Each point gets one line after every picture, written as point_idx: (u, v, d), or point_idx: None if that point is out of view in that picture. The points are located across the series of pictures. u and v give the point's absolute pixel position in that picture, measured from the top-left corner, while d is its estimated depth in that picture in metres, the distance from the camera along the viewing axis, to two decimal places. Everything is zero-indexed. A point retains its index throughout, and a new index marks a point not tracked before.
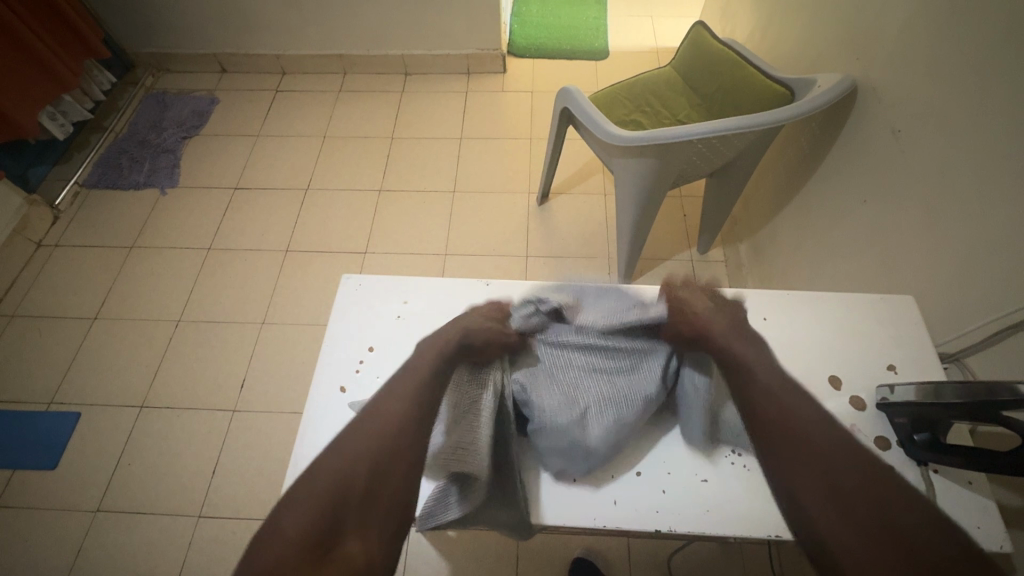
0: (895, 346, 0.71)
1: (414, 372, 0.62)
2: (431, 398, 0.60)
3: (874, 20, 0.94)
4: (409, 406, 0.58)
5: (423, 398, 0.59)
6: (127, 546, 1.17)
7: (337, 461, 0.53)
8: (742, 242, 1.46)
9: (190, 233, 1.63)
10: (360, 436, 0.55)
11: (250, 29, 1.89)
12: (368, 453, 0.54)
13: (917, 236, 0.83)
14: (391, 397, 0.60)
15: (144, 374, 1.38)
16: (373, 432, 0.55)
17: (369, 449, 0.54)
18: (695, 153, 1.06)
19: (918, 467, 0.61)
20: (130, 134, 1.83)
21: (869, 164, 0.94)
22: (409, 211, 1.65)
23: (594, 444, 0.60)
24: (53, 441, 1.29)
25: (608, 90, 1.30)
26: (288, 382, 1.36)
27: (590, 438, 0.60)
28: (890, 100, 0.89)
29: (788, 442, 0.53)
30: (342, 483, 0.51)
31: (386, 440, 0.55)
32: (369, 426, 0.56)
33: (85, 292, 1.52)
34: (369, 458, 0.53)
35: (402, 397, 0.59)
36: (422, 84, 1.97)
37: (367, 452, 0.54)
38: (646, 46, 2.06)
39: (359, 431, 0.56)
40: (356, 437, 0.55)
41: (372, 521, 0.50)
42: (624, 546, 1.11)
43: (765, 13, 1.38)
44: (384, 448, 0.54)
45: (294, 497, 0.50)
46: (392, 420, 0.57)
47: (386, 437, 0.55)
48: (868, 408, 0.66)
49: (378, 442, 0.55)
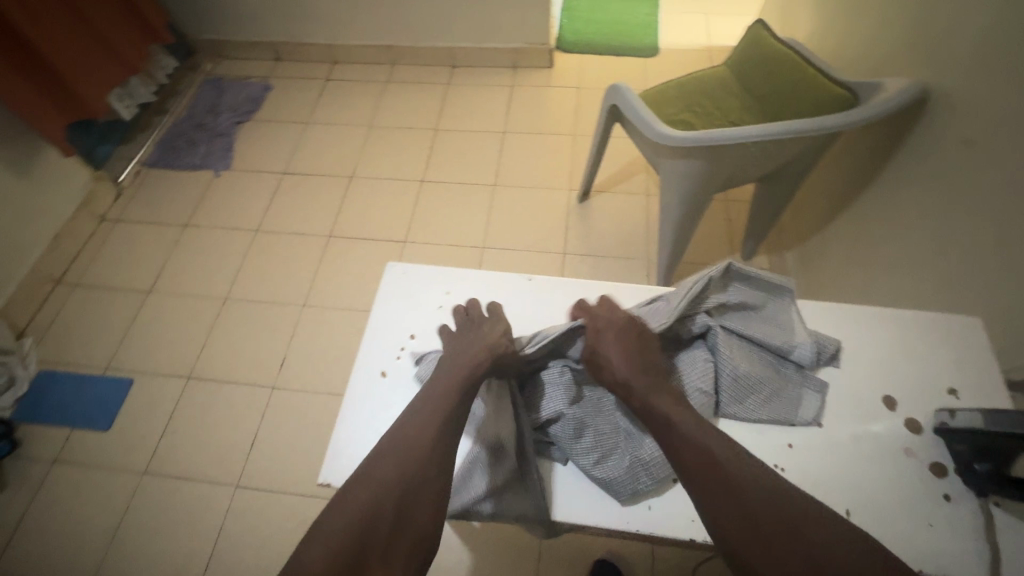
0: (957, 369, 0.67)
1: (439, 387, 0.64)
2: (454, 421, 0.62)
3: (948, 23, 0.89)
4: (434, 432, 0.60)
5: (447, 422, 0.61)
6: (169, 509, 1.23)
7: (363, 486, 0.57)
8: (789, 250, 1.41)
9: (239, 214, 1.69)
10: (387, 461, 0.58)
11: (304, 19, 1.94)
12: (391, 480, 0.57)
13: (985, 254, 0.78)
14: (421, 414, 0.62)
15: (192, 347, 1.45)
16: (397, 459, 0.58)
17: (394, 477, 0.57)
18: (747, 156, 1.03)
19: (978, 500, 0.58)
20: (189, 117, 1.92)
21: (935, 175, 0.89)
22: (448, 202, 1.66)
23: (655, 462, 0.61)
24: (107, 405, 1.37)
25: (657, 88, 1.28)
26: (324, 363, 1.40)
27: (648, 455, 0.61)
28: (961, 110, 0.84)
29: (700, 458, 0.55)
30: (368, 509, 0.55)
31: (410, 467, 0.58)
32: (392, 451, 0.59)
33: (141, 265, 1.60)
34: (395, 486, 0.57)
35: (427, 422, 0.61)
36: (467, 77, 1.98)
37: (392, 480, 0.57)
38: (697, 44, 2.01)
39: (384, 456, 0.59)
40: (381, 463, 0.58)
41: (397, 548, 0.54)
42: (648, 553, 1.10)
43: (827, 13, 1.33)
44: (408, 476, 0.57)
45: (323, 520, 0.55)
46: (417, 447, 0.59)
47: (410, 464, 0.58)
48: (924, 432, 0.63)
49: (403, 469, 0.58)
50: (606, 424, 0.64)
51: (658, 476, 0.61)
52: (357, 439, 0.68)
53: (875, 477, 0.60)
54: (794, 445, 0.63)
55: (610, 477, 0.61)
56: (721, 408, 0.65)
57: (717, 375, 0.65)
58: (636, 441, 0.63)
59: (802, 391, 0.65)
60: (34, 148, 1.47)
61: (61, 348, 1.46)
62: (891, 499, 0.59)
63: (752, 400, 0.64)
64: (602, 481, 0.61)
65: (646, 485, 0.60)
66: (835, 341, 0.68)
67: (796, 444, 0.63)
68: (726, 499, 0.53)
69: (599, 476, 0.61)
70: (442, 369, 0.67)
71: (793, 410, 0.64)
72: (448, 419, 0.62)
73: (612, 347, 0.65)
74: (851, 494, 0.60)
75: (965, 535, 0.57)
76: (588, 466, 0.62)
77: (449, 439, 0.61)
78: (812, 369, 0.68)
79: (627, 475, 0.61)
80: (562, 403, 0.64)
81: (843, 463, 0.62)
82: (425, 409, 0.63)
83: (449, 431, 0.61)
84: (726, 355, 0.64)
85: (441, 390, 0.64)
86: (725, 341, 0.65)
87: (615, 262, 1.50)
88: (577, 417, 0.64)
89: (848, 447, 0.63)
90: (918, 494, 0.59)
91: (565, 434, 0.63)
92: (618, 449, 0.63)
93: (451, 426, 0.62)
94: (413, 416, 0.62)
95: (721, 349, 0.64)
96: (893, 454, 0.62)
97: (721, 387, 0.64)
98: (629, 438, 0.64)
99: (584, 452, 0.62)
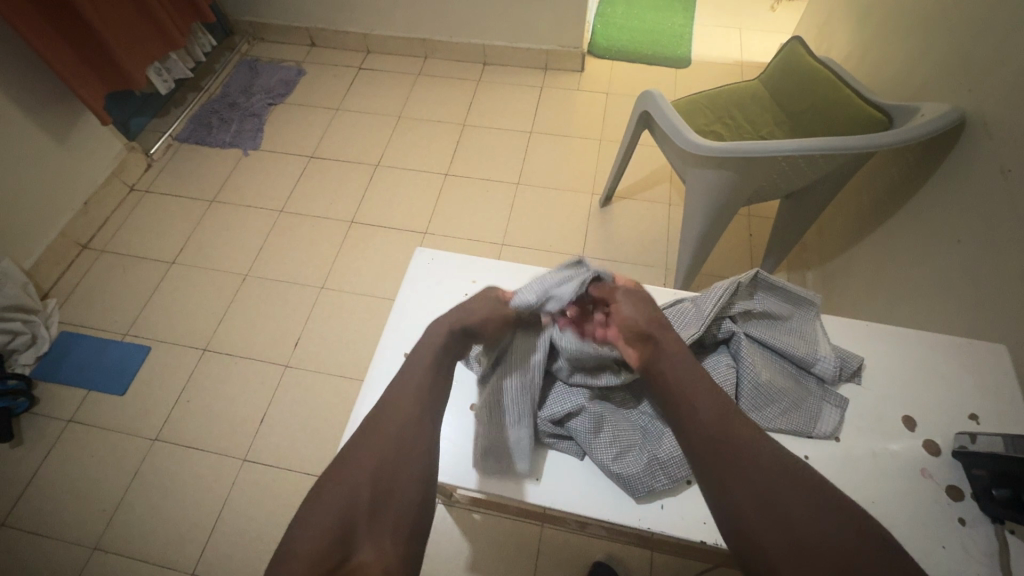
0: (980, 395, 0.67)
1: (421, 368, 0.63)
2: (431, 405, 0.61)
3: (994, 51, 0.88)
4: (414, 410, 0.59)
5: (424, 401, 0.60)
6: (178, 476, 1.25)
7: (343, 473, 0.54)
8: (810, 269, 1.41)
9: (266, 194, 1.72)
10: (367, 445, 0.56)
11: (342, 8, 1.97)
12: (373, 464, 0.55)
13: (1016, 283, 0.77)
14: (400, 393, 0.61)
15: (211, 320, 1.48)
16: (377, 442, 0.57)
17: (374, 460, 0.55)
18: (777, 170, 1.03)
19: (994, 525, 0.58)
20: (222, 96, 1.95)
21: (969, 202, 0.89)
22: (471, 197, 1.68)
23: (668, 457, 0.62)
24: (124, 369, 1.39)
25: (690, 97, 1.28)
26: (339, 346, 1.42)
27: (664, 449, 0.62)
28: (1002, 138, 0.83)
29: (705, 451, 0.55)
30: (349, 494, 0.53)
31: (390, 450, 0.56)
32: (373, 436, 0.57)
33: (166, 237, 1.63)
34: (373, 471, 0.55)
35: (407, 401, 0.60)
36: (498, 76, 2.00)
37: (370, 465, 0.55)
38: (730, 58, 2.01)
39: (361, 441, 0.57)
40: (360, 448, 0.56)
41: (380, 531, 0.52)
42: (647, 558, 1.10)
43: (867, 35, 1.32)
44: (386, 460, 0.56)
45: (302, 514, 0.52)
46: (392, 430, 0.58)
47: (388, 445, 0.56)
48: (942, 454, 0.63)
49: (382, 453, 0.56)
50: (624, 421, 0.65)
51: (674, 476, 0.61)
52: None
53: (888, 494, 0.61)
54: (810, 457, 0.64)
55: (627, 473, 0.61)
56: None
57: (737, 381, 0.65)
58: (654, 440, 0.64)
59: (821, 405, 0.66)
60: (73, 114, 1.50)
61: (83, 311, 1.49)
62: (905, 519, 0.59)
63: (772, 409, 0.64)
64: (620, 476, 0.62)
65: (663, 484, 0.61)
66: (858, 358, 0.68)
67: (811, 456, 0.64)
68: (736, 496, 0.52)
69: (617, 470, 0.62)
70: (423, 346, 0.65)
71: (812, 423, 0.64)
72: (432, 394, 0.61)
73: (625, 301, 0.67)
74: (866, 509, 0.60)
75: (978, 559, 0.56)
76: (603, 462, 0.63)
77: (429, 421, 0.59)
78: (832, 384, 0.68)
79: (643, 473, 0.61)
80: (581, 397, 0.65)
81: (860, 480, 0.62)
82: (401, 391, 0.61)
83: (433, 408, 0.60)
84: (750, 361, 0.64)
85: (423, 369, 0.63)
86: (748, 348, 0.65)
87: (634, 268, 1.51)
88: (596, 412, 0.64)
89: (864, 463, 0.63)
90: (934, 516, 0.59)
91: (583, 430, 0.64)
92: (636, 447, 0.63)
93: (428, 407, 0.60)
94: (390, 400, 0.60)
95: (745, 356, 0.64)
96: (910, 474, 0.62)
97: (740, 394, 0.64)
98: (647, 437, 0.65)
99: (603, 446, 0.63)
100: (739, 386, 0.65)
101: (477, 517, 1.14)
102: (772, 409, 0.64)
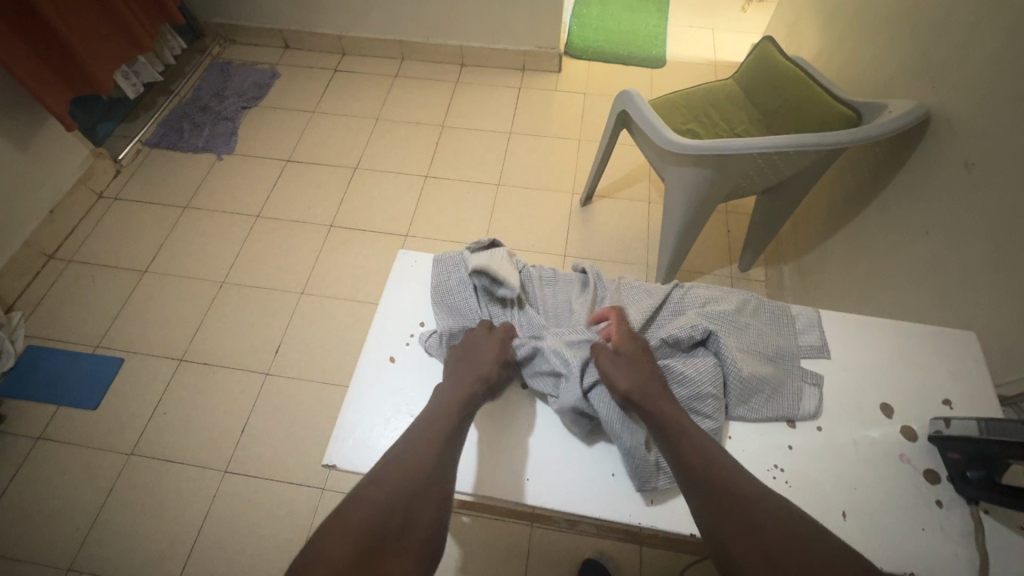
0: (951, 380, 0.69)
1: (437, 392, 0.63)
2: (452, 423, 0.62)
3: (954, 51, 0.91)
4: (442, 434, 0.60)
5: (449, 433, 0.61)
6: (156, 491, 1.22)
7: (375, 489, 0.54)
8: (786, 263, 1.44)
9: (242, 198, 1.69)
10: (401, 462, 0.57)
11: (316, 9, 1.94)
12: (408, 481, 0.55)
13: (981, 273, 0.81)
14: (423, 416, 0.62)
15: (187, 329, 1.44)
16: (411, 459, 0.57)
17: (410, 476, 0.56)
18: (754, 167, 1.05)
19: (968, 505, 0.60)
20: (194, 100, 1.91)
21: (935, 196, 0.92)
22: (452, 198, 1.67)
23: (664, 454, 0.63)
24: (96, 383, 1.35)
25: (667, 97, 1.30)
26: (321, 352, 1.40)
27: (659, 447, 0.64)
28: (965, 133, 0.87)
29: (702, 468, 0.56)
30: (382, 510, 0.53)
31: (422, 470, 0.57)
32: (406, 453, 0.58)
33: (138, 244, 1.59)
34: (405, 489, 0.55)
35: (435, 427, 0.61)
36: (476, 77, 1.99)
37: (403, 484, 0.55)
38: (704, 58, 2.04)
39: (394, 461, 0.57)
40: (396, 464, 0.57)
41: (407, 548, 0.51)
42: (636, 555, 1.10)
43: (835, 34, 1.36)
44: (418, 483, 0.56)
45: (329, 524, 0.51)
46: (424, 450, 0.58)
47: (424, 464, 0.57)
48: (919, 439, 0.65)
49: (414, 475, 0.56)
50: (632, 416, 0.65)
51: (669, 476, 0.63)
52: (362, 422, 0.68)
53: (870, 482, 0.62)
54: (794, 447, 0.65)
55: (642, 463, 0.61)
56: (730, 410, 0.66)
57: (724, 377, 0.66)
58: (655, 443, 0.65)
59: (801, 386, 0.69)
60: (35, 119, 1.44)
61: (51, 324, 1.44)
62: (888, 506, 0.60)
63: (756, 400, 0.66)
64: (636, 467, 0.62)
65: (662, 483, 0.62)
66: (823, 342, 0.73)
67: (795, 445, 0.65)
68: (726, 510, 0.53)
69: (643, 454, 0.62)
70: (444, 392, 0.65)
71: (795, 406, 0.67)
72: (446, 423, 0.62)
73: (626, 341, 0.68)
74: (849, 496, 0.61)
75: (955, 540, 0.58)
76: (627, 447, 0.62)
77: (452, 445, 0.60)
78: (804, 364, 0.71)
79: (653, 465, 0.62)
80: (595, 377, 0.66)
81: (841, 466, 0.63)
82: (430, 418, 0.62)
83: (450, 426, 0.61)
84: (732, 358, 0.65)
85: None
86: (727, 346, 0.67)
87: (616, 267, 1.52)
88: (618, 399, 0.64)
89: (846, 451, 0.64)
90: (912, 500, 0.61)
91: (606, 411, 0.63)
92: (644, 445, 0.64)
93: (453, 433, 0.61)
94: (420, 428, 0.61)
95: (727, 353, 0.66)
96: (889, 460, 0.64)
97: (729, 388, 0.66)
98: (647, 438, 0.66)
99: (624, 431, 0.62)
100: (726, 384, 0.66)
101: (466, 520, 1.13)
102: (753, 398, 0.66)
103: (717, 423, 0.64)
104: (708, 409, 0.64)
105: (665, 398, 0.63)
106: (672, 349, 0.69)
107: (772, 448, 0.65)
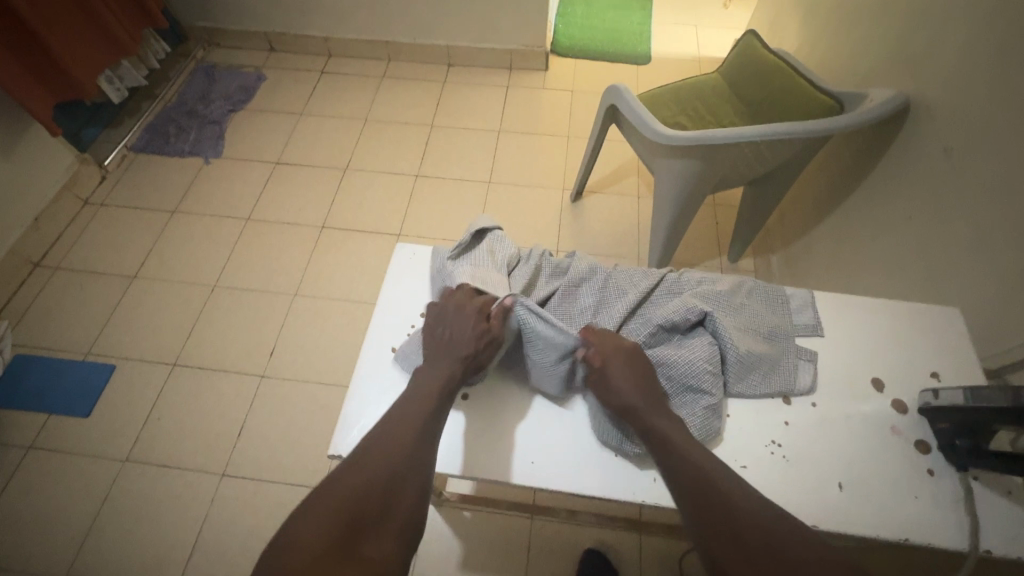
0: (939, 355, 0.71)
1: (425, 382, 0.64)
2: (437, 410, 0.62)
3: (930, 40, 0.94)
4: (422, 419, 0.61)
5: (429, 418, 0.61)
6: (152, 497, 1.20)
7: (352, 473, 0.55)
8: (774, 253, 1.46)
9: (231, 201, 1.68)
10: (379, 449, 0.58)
11: (302, 11, 1.94)
12: (385, 467, 0.56)
13: (962, 254, 0.83)
14: (408, 402, 0.62)
15: (179, 334, 1.42)
16: (390, 445, 0.58)
17: (387, 460, 0.57)
18: (741, 157, 1.07)
19: (957, 473, 0.62)
20: (179, 104, 1.89)
21: (916, 182, 0.95)
22: (443, 197, 1.68)
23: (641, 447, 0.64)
24: (87, 391, 1.33)
25: (654, 91, 1.32)
26: (316, 353, 1.39)
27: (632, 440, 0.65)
28: (943, 119, 0.90)
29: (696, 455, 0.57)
30: (358, 495, 0.54)
31: (400, 455, 0.57)
32: (384, 439, 0.58)
33: (126, 250, 1.57)
34: (384, 474, 0.55)
35: (414, 413, 0.61)
36: (463, 76, 2.00)
37: (380, 470, 0.56)
38: (688, 54, 2.07)
39: (373, 446, 0.58)
40: (373, 450, 0.57)
41: (385, 531, 0.53)
42: (636, 544, 1.11)
43: (815, 27, 1.39)
44: (397, 466, 0.56)
45: (309, 506, 0.53)
46: (403, 435, 0.59)
47: (402, 449, 0.58)
48: (909, 412, 0.67)
49: (393, 459, 0.57)
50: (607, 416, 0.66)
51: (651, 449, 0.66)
52: (365, 413, 0.69)
53: (862, 454, 0.64)
54: (790, 423, 0.67)
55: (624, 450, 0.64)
56: (729, 387, 0.68)
57: (721, 355, 0.67)
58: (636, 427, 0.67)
59: (797, 363, 0.70)
60: (18, 126, 1.42)
61: (39, 332, 1.41)
62: (882, 476, 0.62)
63: (754, 376, 0.68)
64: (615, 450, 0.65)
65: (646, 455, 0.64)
66: (818, 322, 0.74)
67: (790, 422, 0.67)
68: (715, 504, 0.53)
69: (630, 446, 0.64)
70: (428, 376, 0.65)
71: (791, 381, 0.69)
72: (432, 408, 0.62)
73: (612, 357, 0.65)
74: (843, 468, 0.63)
75: (946, 506, 0.60)
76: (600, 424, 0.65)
77: (431, 429, 0.61)
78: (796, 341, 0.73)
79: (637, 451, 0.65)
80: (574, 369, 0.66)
81: (835, 440, 0.65)
82: (414, 403, 0.62)
83: (433, 409, 0.62)
84: (729, 337, 0.67)
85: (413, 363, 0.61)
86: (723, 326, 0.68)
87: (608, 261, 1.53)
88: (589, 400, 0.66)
89: (840, 424, 0.66)
90: (904, 470, 0.63)
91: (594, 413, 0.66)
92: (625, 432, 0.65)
93: (437, 420, 0.62)
94: (401, 413, 0.61)
95: (723, 332, 0.67)
96: (881, 432, 0.65)
97: (727, 366, 0.67)
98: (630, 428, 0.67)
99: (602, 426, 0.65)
100: (723, 359, 0.67)
101: (467, 516, 1.14)
102: (749, 375, 0.68)
103: (716, 401, 0.65)
104: (706, 387, 0.65)
105: (661, 403, 0.63)
106: (672, 330, 0.70)
107: (768, 425, 0.67)
